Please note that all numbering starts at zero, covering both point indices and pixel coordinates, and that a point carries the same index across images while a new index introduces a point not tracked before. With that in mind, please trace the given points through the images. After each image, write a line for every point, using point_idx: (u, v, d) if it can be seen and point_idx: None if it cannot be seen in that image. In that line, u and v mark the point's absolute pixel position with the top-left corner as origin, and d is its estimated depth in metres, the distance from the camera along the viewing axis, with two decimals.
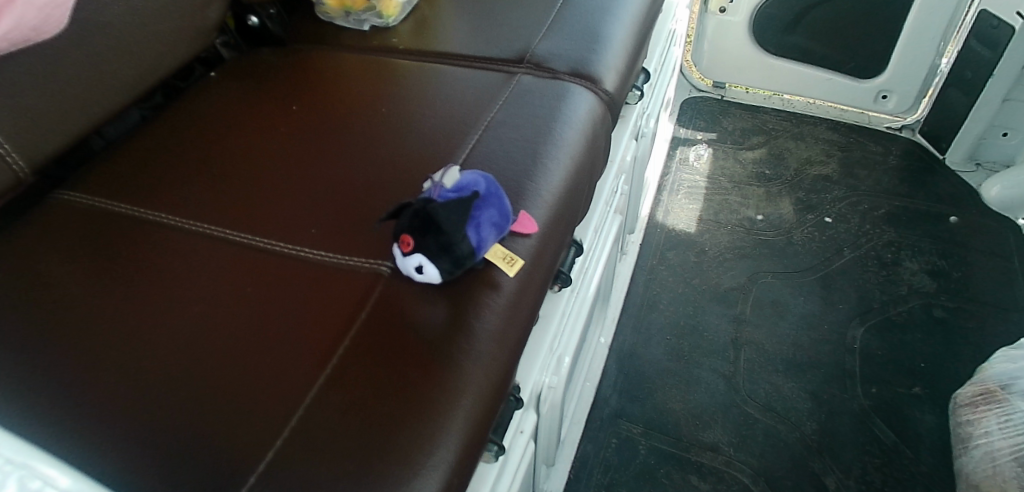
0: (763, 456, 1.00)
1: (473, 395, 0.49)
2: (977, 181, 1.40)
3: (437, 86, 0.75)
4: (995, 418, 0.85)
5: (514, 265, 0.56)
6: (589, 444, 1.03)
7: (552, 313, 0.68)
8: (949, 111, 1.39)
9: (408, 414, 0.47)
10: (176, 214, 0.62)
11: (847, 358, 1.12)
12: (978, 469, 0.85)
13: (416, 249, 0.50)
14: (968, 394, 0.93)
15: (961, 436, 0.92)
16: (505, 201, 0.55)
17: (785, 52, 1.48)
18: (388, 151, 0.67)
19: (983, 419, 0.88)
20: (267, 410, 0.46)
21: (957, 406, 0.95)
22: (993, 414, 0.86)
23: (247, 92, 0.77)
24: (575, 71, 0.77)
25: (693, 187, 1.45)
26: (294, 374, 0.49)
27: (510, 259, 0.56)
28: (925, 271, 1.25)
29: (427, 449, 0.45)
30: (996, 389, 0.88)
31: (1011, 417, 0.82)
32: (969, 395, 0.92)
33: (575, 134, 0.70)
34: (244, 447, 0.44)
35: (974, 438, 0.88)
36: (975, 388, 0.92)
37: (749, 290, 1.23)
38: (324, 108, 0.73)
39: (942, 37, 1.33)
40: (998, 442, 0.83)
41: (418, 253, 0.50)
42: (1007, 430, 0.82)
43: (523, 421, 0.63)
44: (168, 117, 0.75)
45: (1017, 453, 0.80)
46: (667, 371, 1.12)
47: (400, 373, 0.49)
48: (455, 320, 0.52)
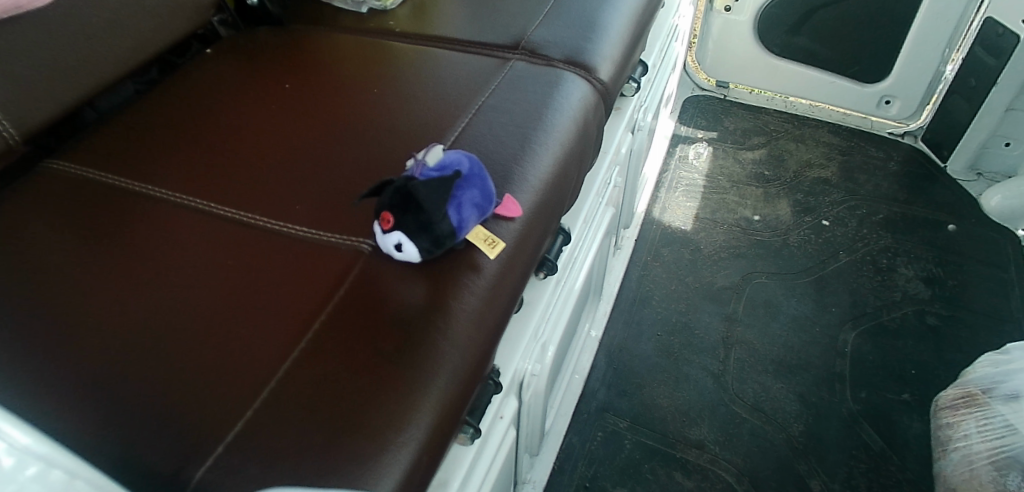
0: (748, 456, 1.00)
1: (448, 374, 0.49)
2: (977, 190, 1.39)
3: (431, 70, 0.75)
4: (974, 421, 0.85)
5: (495, 247, 0.56)
6: (574, 436, 1.03)
7: (537, 301, 0.68)
8: (953, 119, 1.38)
9: (381, 390, 0.46)
10: (162, 186, 0.62)
11: (837, 361, 1.12)
12: (956, 472, 0.85)
13: (395, 226, 0.50)
14: (950, 397, 0.93)
15: (941, 438, 0.91)
16: (489, 183, 0.55)
17: (789, 53, 1.47)
18: (378, 131, 0.66)
19: (962, 423, 0.87)
20: (238, 382, 0.46)
21: (938, 408, 0.95)
22: (972, 417, 0.85)
23: (240, 70, 0.77)
24: (570, 60, 0.76)
25: (691, 185, 1.45)
26: (269, 347, 0.48)
27: (491, 241, 0.56)
28: (920, 278, 1.24)
29: (399, 426, 0.45)
30: (977, 392, 0.87)
31: (989, 420, 0.82)
32: (950, 398, 0.92)
33: (567, 122, 0.69)
34: (214, 418, 0.44)
35: (954, 441, 0.88)
36: (957, 391, 0.91)
37: (742, 290, 1.23)
38: (317, 87, 0.73)
39: (948, 43, 1.32)
40: (977, 445, 0.82)
41: (397, 231, 0.50)
42: (985, 433, 0.82)
43: (503, 406, 0.63)
44: (162, 92, 0.74)
45: (994, 458, 0.79)
46: (656, 367, 1.11)
47: (375, 350, 0.49)
48: (433, 299, 0.52)
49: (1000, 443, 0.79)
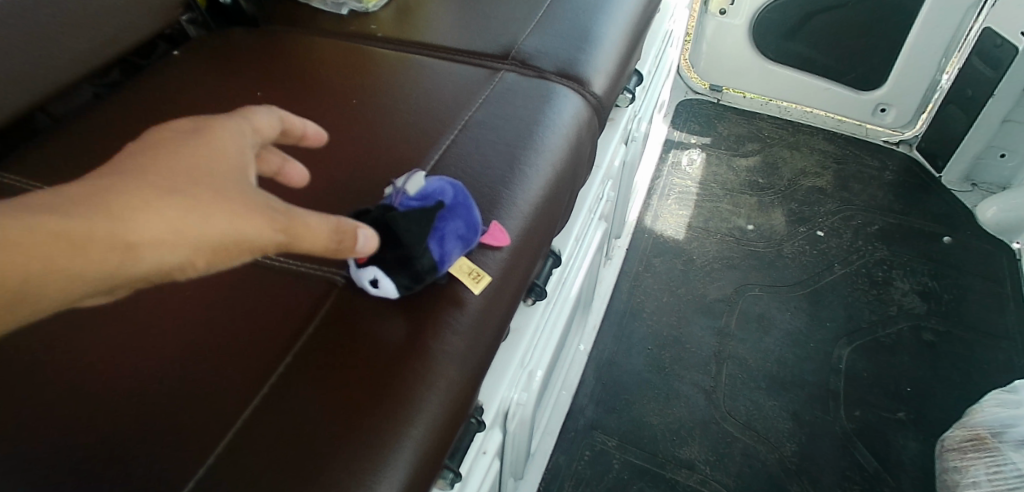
0: (740, 476, 0.98)
1: (424, 423, 0.45)
2: (973, 201, 1.36)
3: (414, 80, 0.70)
4: (983, 466, 0.82)
5: (480, 281, 0.52)
6: (561, 455, 1.00)
7: (524, 328, 0.64)
8: (947, 129, 1.36)
9: (349, 443, 0.42)
10: None
11: (832, 377, 1.09)
12: None
13: (371, 261, 0.46)
14: (957, 438, 0.89)
15: (948, 481, 0.89)
16: (474, 212, 0.52)
17: (784, 58, 1.45)
18: (356, 147, 0.62)
19: (970, 467, 0.84)
20: (192, 431, 0.42)
21: (944, 449, 0.92)
22: (981, 463, 0.82)
23: (209, 74, 0.72)
24: (563, 72, 0.73)
25: (684, 192, 1.42)
26: (227, 392, 0.44)
27: (476, 274, 0.53)
28: (915, 292, 1.22)
29: (367, 482, 0.41)
30: (985, 436, 0.83)
31: (1000, 468, 0.78)
32: (957, 438, 0.89)
33: (558, 140, 0.65)
34: (163, 471, 0.40)
35: (960, 486, 0.85)
36: (964, 432, 0.88)
37: (735, 302, 1.20)
38: (293, 96, 0.69)
39: (944, 52, 1.30)
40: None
41: (373, 266, 0.46)
42: (996, 482, 0.78)
43: (487, 441, 0.59)
44: (125, 95, 0.69)
45: None
46: (647, 383, 1.08)
47: (345, 395, 0.45)
48: (410, 339, 0.48)
49: None
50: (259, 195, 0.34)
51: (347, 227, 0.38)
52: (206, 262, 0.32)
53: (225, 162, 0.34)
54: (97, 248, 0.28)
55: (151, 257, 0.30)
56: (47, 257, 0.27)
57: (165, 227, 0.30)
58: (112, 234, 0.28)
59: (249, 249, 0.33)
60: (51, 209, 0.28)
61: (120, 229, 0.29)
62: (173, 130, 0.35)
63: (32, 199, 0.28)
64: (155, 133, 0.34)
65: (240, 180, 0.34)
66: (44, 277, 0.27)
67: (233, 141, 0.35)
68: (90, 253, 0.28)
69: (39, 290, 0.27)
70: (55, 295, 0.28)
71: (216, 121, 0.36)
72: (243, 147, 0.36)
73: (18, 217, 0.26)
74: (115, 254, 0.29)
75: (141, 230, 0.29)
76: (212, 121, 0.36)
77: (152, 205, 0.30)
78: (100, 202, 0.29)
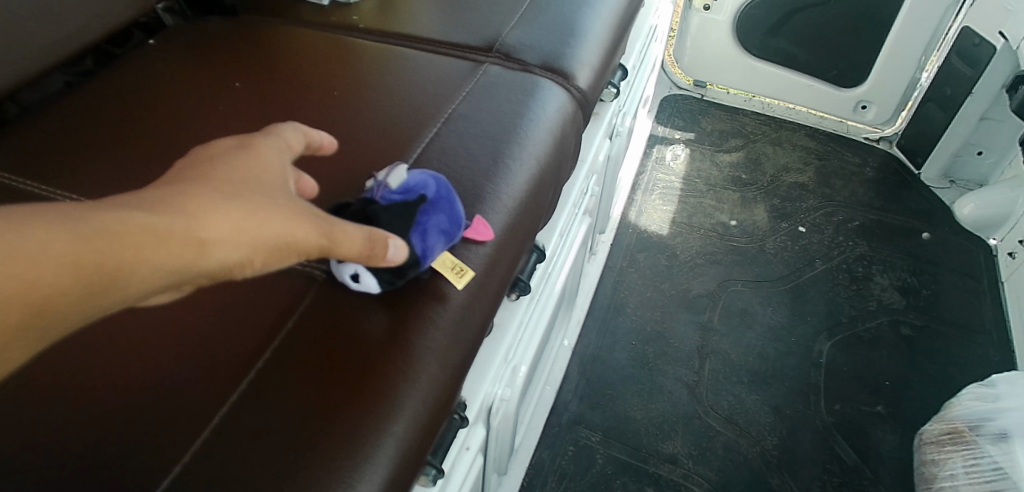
0: (722, 470, 0.98)
1: (406, 419, 0.45)
2: (950, 198, 1.38)
3: (397, 72, 0.69)
4: (961, 459, 0.83)
5: (463, 276, 0.52)
6: (545, 450, 0.99)
7: (508, 323, 0.64)
8: (926, 126, 1.37)
9: (330, 440, 0.42)
10: (94, 195, 0.56)
11: (812, 371, 1.11)
12: None
13: None
14: (935, 431, 0.91)
15: (926, 475, 0.90)
16: (457, 206, 0.51)
17: (767, 55, 1.45)
18: (338, 139, 0.61)
19: (948, 460, 0.86)
20: (167, 430, 0.41)
21: (922, 442, 0.93)
22: (959, 456, 0.84)
23: (186, 63, 0.70)
24: (547, 65, 0.72)
25: (668, 187, 1.42)
26: (203, 389, 0.43)
27: (459, 269, 0.52)
28: (894, 287, 1.23)
29: (348, 480, 0.41)
30: (963, 429, 0.85)
31: (978, 461, 0.80)
32: (936, 432, 0.90)
33: (543, 134, 0.65)
34: (135, 469, 0.39)
35: (939, 480, 0.86)
36: (942, 425, 0.89)
37: (718, 297, 1.21)
38: (274, 88, 0.67)
39: (924, 50, 1.31)
40: (963, 487, 0.81)
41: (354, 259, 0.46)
42: (972, 475, 0.80)
43: (470, 437, 0.59)
44: (99, 85, 0.67)
45: None
46: (630, 378, 1.09)
47: (326, 391, 0.44)
48: (392, 335, 0.47)
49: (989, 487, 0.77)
50: (304, 202, 0.35)
51: (379, 240, 0.40)
52: (262, 262, 0.32)
53: (273, 174, 0.34)
54: (175, 243, 0.27)
55: (220, 256, 0.29)
56: (136, 246, 0.26)
57: (236, 226, 0.30)
58: (188, 230, 0.28)
59: (302, 253, 0.34)
60: (130, 206, 0.27)
61: (195, 225, 0.28)
62: (218, 146, 0.34)
63: (110, 200, 0.27)
64: (200, 151, 0.34)
65: (285, 189, 0.34)
66: (131, 267, 0.26)
67: (276, 154, 0.36)
68: (170, 246, 0.27)
69: (121, 280, 0.26)
70: (134, 288, 0.26)
71: (257, 138, 0.36)
72: (286, 162, 0.36)
73: (105, 212, 0.26)
74: (190, 250, 0.28)
75: (210, 228, 0.29)
76: (253, 139, 0.36)
77: (218, 204, 0.30)
78: (170, 203, 0.28)
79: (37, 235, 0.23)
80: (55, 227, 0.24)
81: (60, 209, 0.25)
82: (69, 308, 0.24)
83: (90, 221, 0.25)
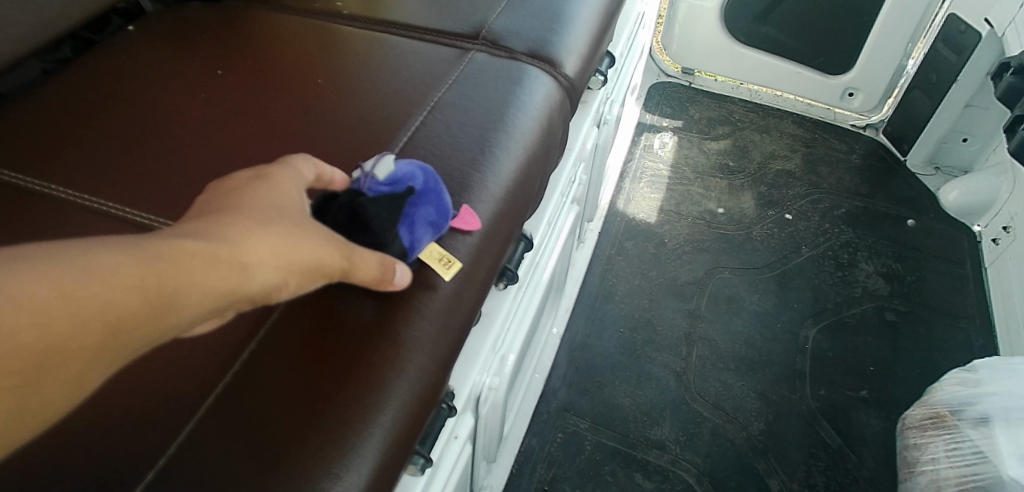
0: (709, 456, 0.99)
1: (394, 409, 0.45)
2: (936, 185, 1.39)
3: (382, 59, 0.68)
4: (943, 443, 0.84)
5: (450, 267, 0.52)
6: (534, 438, 1.00)
7: (496, 312, 0.64)
8: (913, 113, 1.38)
9: (317, 430, 0.41)
10: (73, 186, 0.55)
11: (798, 357, 1.12)
12: None
13: None
14: (918, 416, 0.92)
15: (909, 458, 0.92)
16: (445, 198, 0.51)
17: (755, 42, 1.45)
18: (324, 128, 0.60)
19: (930, 444, 0.87)
20: (151, 422, 0.41)
21: (906, 427, 0.94)
22: (940, 440, 0.85)
23: (166, 49, 0.69)
24: (534, 53, 0.71)
25: (656, 175, 1.42)
26: (187, 382, 0.43)
27: (446, 260, 0.52)
28: (880, 274, 1.25)
29: (336, 470, 0.40)
30: (945, 414, 0.86)
31: (959, 445, 0.81)
32: (918, 417, 0.91)
33: (530, 122, 0.64)
34: (120, 460, 0.39)
35: (920, 463, 0.88)
36: (925, 410, 0.91)
37: (705, 285, 1.22)
38: (256, 75, 0.66)
39: (911, 38, 1.32)
40: (944, 471, 0.82)
41: None
42: (953, 459, 0.81)
43: (458, 425, 0.59)
44: (76, 72, 0.66)
45: (963, 484, 0.78)
46: (618, 365, 1.09)
47: (312, 382, 0.43)
48: (379, 325, 0.47)
49: (970, 469, 0.78)
50: (320, 227, 0.37)
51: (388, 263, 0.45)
52: (295, 284, 0.34)
53: (293, 201, 0.37)
54: (223, 268, 0.30)
55: (259, 279, 0.32)
56: (193, 271, 0.28)
57: (270, 251, 0.32)
58: (233, 256, 0.30)
59: (321, 275, 0.37)
60: (179, 237, 0.29)
61: (238, 252, 0.30)
62: (238, 178, 0.36)
63: (159, 232, 0.29)
64: (221, 183, 0.36)
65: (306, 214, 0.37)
66: (187, 291, 0.28)
67: (291, 182, 0.38)
68: (218, 272, 0.29)
69: (181, 303, 0.27)
70: (191, 310, 0.28)
71: (272, 168, 0.38)
72: (300, 190, 0.38)
73: (160, 242, 0.28)
74: (234, 274, 0.30)
75: (251, 253, 0.31)
76: (270, 169, 0.38)
77: (256, 231, 0.32)
78: (212, 233, 0.30)
79: (108, 263, 0.25)
80: (122, 257, 0.26)
81: (116, 243, 0.26)
82: (139, 330, 0.26)
83: (152, 251, 0.27)
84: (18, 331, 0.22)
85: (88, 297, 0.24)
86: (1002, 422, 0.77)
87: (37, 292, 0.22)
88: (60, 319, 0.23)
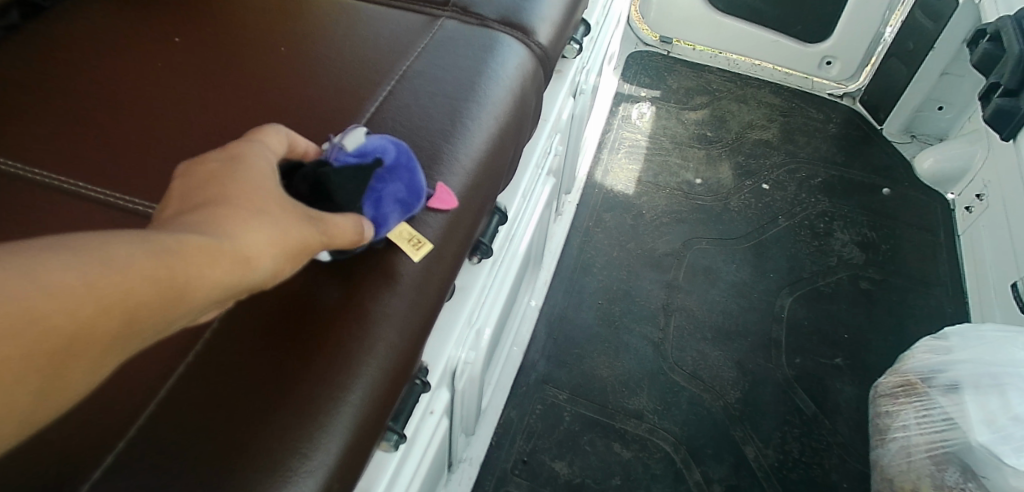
0: (686, 424, 1.00)
1: (363, 387, 0.44)
2: (911, 153, 1.40)
3: (348, 27, 0.65)
4: (914, 411, 0.86)
5: (420, 249, 0.50)
6: (513, 410, 1.00)
7: (470, 286, 0.62)
8: (890, 82, 1.38)
9: (285, 411, 0.40)
10: (22, 159, 0.52)
11: (774, 326, 1.13)
12: (894, 461, 0.87)
13: None
14: (890, 384, 0.93)
15: (881, 425, 0.94)
16: (418, 177, 0.49)
17: (734, 10, 1.45)
18: (287, 99, 0.58)
19: (902, 411, 0.88)
20: (109, 404, 0.39)
21: (878, 394, 0.96)
22: (911, 407, 0.86)
23: (118, 14, 0.65)
24: (506, 20, 0.69)
25: (634, 146, 1.41)
26: (146, 362, 0.41)
27: (416, 241, 0.50)
28: (855, 242, 1.26)
29: (303, 451, 0.39)
30: (917, 381, 0.87)
31: (929, 412, 0.83)
32: (891, 384, 0.93)
33: (502, 92, 0.62)
34: (78, 443, 0.37)
35: (892, 430, 0.89)
36: (897, 378, 0.92)
37: (683, 255, 1.22)
38: (216, 42, 0.63)
39: (889, 6, 1.31)
40: (915, 437, 0.84)
41: None
42: (924, 425, 0.83)
43: (434, 400, 0.58)
44: (22, 38, 0.62)
45: (932, 451, 0.80)
46: (596, 337, 1.09)
47: (278, 360, 0.42)
48: (346, 302, 0.46)
49: (940, 436, 0.80)
50: (304, 208, 0.36)
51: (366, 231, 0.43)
52: (290, 267, 0.33)
53: (275, 182, 0.35)
54: (229, 260, 0.28)
55: (262, 268, 0.30)
56: (201, 262, 0.26)
57: (269, 239, 0.31)
58: (234, 248, 0.29)
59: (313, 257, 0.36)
60: (177, 230, 0.27)
61: (239, 244, 0.29)
62: (211, 161, 0.34)
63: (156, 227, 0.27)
64: (193, 170, 0.33)
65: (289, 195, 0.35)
66: (197, 283, 0.26)
67: (267, 162, 0.36)
68: (223, 264, 0.28)
69: (192, 293, 0.26)
70: (200, 302, 0.27)
71: (241, 146, 0.36)
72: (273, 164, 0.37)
73: (162, 234, 0.26)
74: (239, 267, 0.29)
75: (251, 244, 0.30)
76: (238, 148, 0.36)
77: (253, 219, 0.31)
78: (211, 224, 0.29)
79: (122, 254, 0.24)
80: (134, 248, 0.24)
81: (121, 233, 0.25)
82: (150, 323, 0.25)
83: (156, 243, 0.25)
84: (34, 323, 0.21)
85: (103, 288, 0.22)
86: (971, 389, 0.79)
87: (51, 282, 0.21)
88: (78, 311, 0.22)
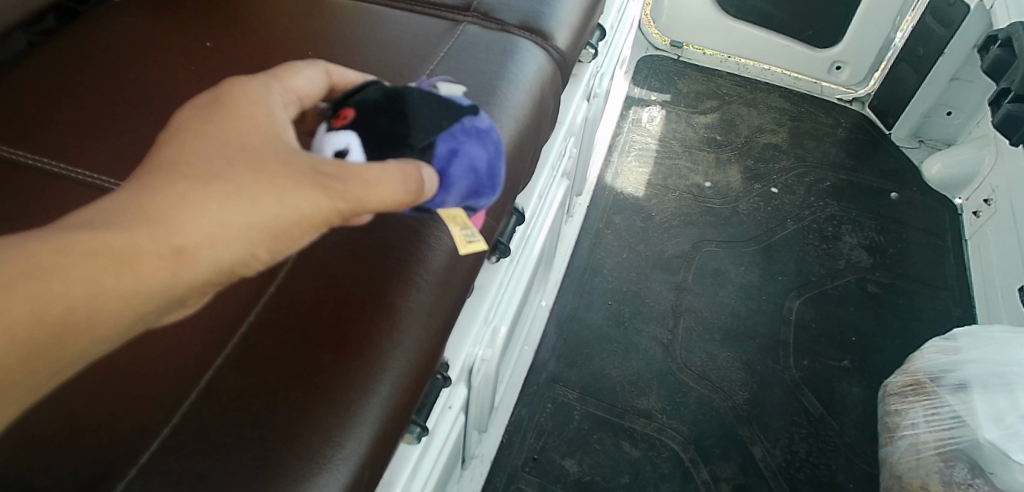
0: (695, 423, 1.02)
1: (391, 380, 0.45)
2: (919, 158, 1.41)
3: (372, 31, 0.67)
4: (922, 410, 0.87)
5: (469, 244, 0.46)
6: (523, 409, 1.02)
7: (488, 285, 0.64)
8: (899, 87, 1.40)
9: (320, 403, 0.42)
10: (64, 160, 0.54)
11: (782, 329, 1.14)
12: (902, 460, 0.88)
13: (349, 124, 0.40)
14: (900, 384, 0.94)
15: (890, 424, 0.94)
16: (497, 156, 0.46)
17: (745, 15, 1.47)
18: None
19: (910, 410, 0.89)
20: (151, 393, 0.41)
21: (889, 394, 0.97)
22: (919, 406, 0.87)
23: (151, 19, 0.67)
24: (526, 25, 0.71)
25: (645, 149, 1.42)
26: (187, 355, 0.43)
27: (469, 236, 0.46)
28: (863, 246, 1.27)
29: (336, 440, 0.41)
30: (925, 380, 0.88)
31: (937, 410, 0.84)
32: (900, 384, 0.94)
33: (522, 95, 0.64)
34: (123, 432, 0.39)
35: (900, 429, 0.90)
36: (907, 378, 0.93)
37: (692, 258, 1.23)
38: (245, 46, 0.65)
39: (898, 12, 1.33)
40: (923, 435, 0.85)
41: (348, 130, 0.39)
42: (933, 424, 0.84)
43: (452, 396, 0.60)
44: (59, 42, 0.64)
45: (941, 448, 0.81)
46: (607, 337, 1.11)
47: (310, 351, 0.44)
48: (371, 297, 0.47)
49: (948, 434, 0.81)
50: (304, 161, 0.33)
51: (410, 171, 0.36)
52: (267, 251, 0.33)
53: (260, 134, 0.34)
54: (152, 259, 0.29)
55: (207, 255, 0.30)
56: (87, 274, 0.27)
57: (219, 221, 0.31)
58: (160, 241, 0.29)
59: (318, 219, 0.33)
60: (97, 225, 0.28)
61: (170, 232, 0.29)
62: (190, 121, 0.34)
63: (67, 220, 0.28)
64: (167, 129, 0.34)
65: (278, 145, 0.34)
66: (98, 299, 0.27)
67: (259, 111, 0.35)
68: (143, 267, 0.29)
69: (87, 318, 0.27)
70: (109, 321, 0.28)
71: (231, 97, 0.35)
72: (258, 107, 0.36)
73: (54, 236, 0.27)
74: (168, 263, 0.29)
75: (185, 233, 0.30)
76: (224, 96, 0.35)
77: (194, 199, 0.30)
78: (141, 209, 0.29)
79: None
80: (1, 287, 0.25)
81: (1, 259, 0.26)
82: (43, 356, 0.26)
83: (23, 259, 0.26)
84: None
85: None
86: (979, 388, 0.80)
87: None
88: None
